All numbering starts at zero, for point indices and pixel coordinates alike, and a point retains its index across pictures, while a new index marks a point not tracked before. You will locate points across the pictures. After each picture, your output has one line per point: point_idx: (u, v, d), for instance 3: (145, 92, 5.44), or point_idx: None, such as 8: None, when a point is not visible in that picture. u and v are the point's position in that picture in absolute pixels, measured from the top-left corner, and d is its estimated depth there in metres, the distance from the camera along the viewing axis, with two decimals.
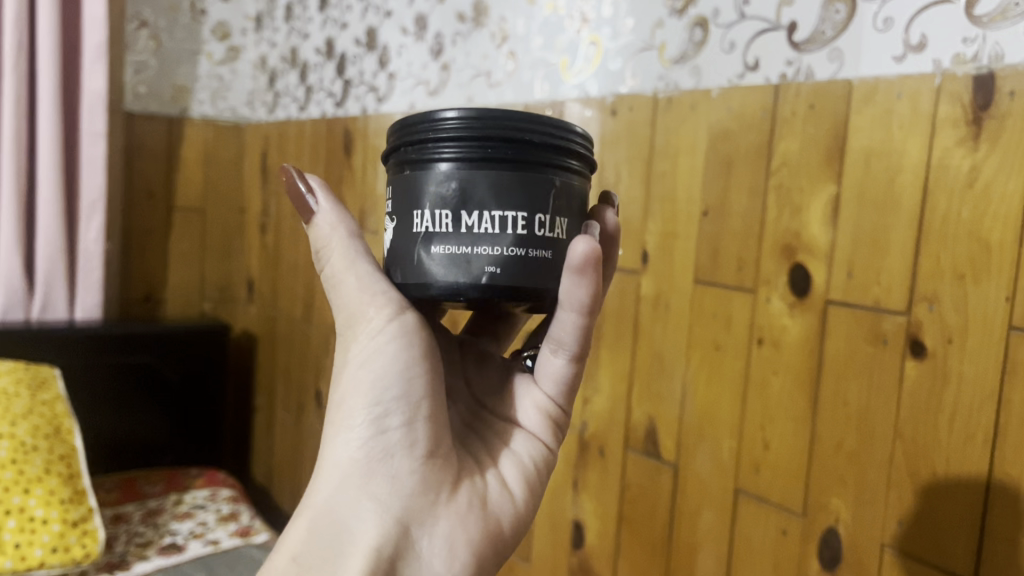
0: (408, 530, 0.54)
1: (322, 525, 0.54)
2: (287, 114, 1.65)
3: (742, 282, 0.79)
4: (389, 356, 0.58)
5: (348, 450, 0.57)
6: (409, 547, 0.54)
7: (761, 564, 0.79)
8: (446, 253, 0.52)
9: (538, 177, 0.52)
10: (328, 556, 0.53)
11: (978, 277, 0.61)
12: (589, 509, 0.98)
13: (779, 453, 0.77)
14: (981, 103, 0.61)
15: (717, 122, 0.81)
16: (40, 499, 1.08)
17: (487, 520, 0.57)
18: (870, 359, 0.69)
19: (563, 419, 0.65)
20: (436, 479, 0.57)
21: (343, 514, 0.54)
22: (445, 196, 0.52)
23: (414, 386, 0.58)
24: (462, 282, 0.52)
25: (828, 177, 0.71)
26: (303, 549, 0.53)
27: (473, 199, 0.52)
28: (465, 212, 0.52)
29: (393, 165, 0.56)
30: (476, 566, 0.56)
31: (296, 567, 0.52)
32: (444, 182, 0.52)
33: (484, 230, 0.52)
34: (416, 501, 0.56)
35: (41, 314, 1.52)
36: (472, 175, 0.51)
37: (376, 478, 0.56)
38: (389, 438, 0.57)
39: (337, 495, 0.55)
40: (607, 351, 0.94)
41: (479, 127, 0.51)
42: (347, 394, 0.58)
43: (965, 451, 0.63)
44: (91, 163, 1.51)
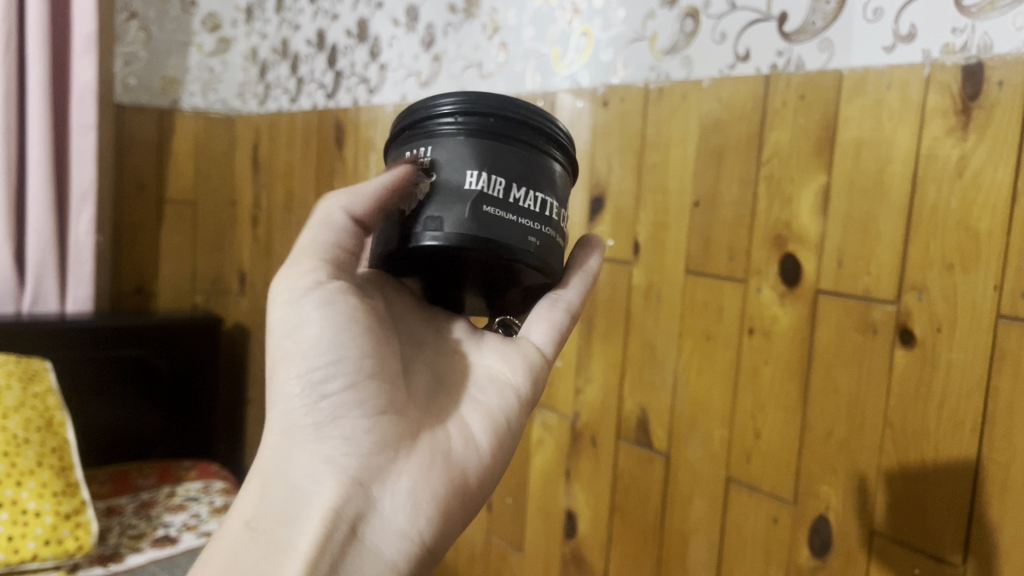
0: (362, 487, 0.54)
1: (274, 492, 0.54)
2: (278, 106, 1.64)
3: (734, 272, 0.80)
4: (326, 317, 0.57)
5: (293, 416, 0.56)
6: (370, 506, 0.54)
7: (753, 553, 0.79)
8: (500, 216, 0.53)
9: (561, 180, 0.58)
10: (283, 522, 0.53)
11: (967, 266, 0.62)
12: (581, 499, 0.98)
13: (770, 441, 0.77)
14: (971, 92, 0.61)
15: (709, 113, 0.81)
16: (32, 492, 1.08)
17: (448, 469, 0.57)
18: (860, 348, 0.69)
19: (544, 371, 0.66)
20: (390, 436, 0.57)
21: (294, 480, 0.54)
22: (503, 166, 0.54)
23: (352, 348, 0.57)
24: (514, 245, 0.53)
25: (819, 167, 0.72)
26: (257, 514, 0.54)
27: (526, 178, 0.54)
28: (519, 186, 0.54)
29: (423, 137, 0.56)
30: (441, 517, 0.56)
31: (249, 534, 0.53)
32: (504, 157, 0.54)
33: (531, 207, 0.54)
34: (369, 458, 0.56)
35: (32, 307, 1.52)
36: (519, 154, 0.54)
37: (324, 441, 0.55)
38: (336, 398, 0.56)
39: (287, 462, 0.55)
40: (599, 341, 0.95)
41: (528, 115, 0.55)
42: (280, 364, 0.57)
43: (953, 439, 0.63)
44: (81, 155, 1.51)
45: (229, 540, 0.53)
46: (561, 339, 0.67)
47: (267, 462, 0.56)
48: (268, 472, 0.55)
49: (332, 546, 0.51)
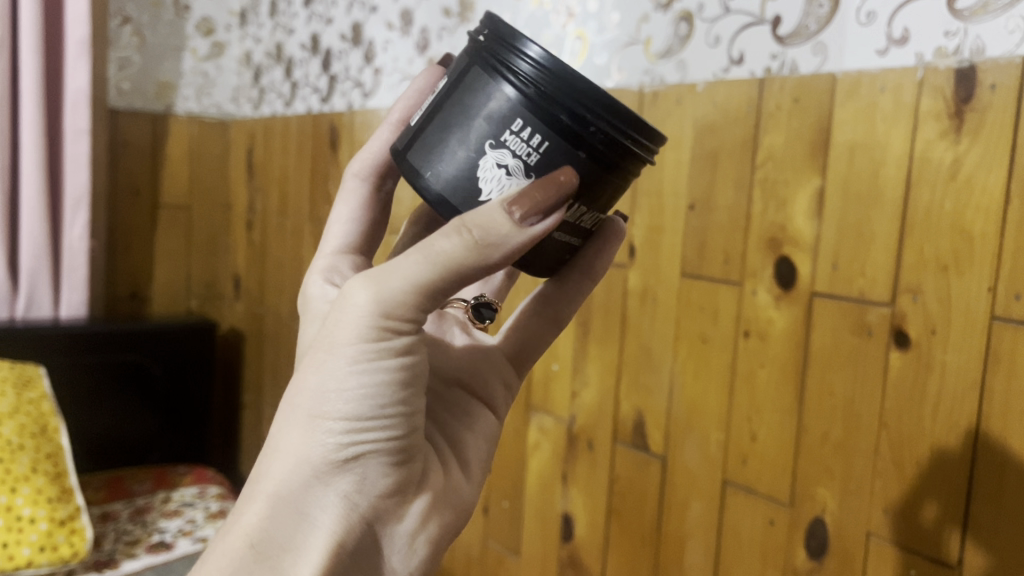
0: (363, 531, 0.52)
1: (275, 523, 0.50)
2: (273, 110, 1.64)
3: (729, 275, 0.80)
4: (390, 364, 0.50)
5: (320, 446, 0.50)
6: (371, 548, 0.52)
7: (750, 555, 0.79)
8: (558, 239, 0.53)
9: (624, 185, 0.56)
10: (285, 554, 0.49)
11: (961, 268, 0.62)
12: (578, 502, 0.98)
13: (766, 444, 0.78)
14: (964, 95, 0.61)
15: (704, 116, 0.81)
16: (27, 498, 1.08)
17: (441, 515, 0.56)
18: (855, 350, 0.69)
19: (513, 384, 0.68)
20: (406, 480, 0.53)
21: (301, 512, 0.50)
22: (587, 190, 0.50)
23: (400, 395, 0.51)
24: (549, 262, 0.55)
25: (813, 170, 0.72)
26: (261, 538, 0.49)
27: (603, 205, 0.53)
28: (593, 213, 0.53)
29: (537, 113, 0.48)
30: (431, 559, 0.55)
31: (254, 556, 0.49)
32: (601, 188, 0.51)
33: (587, 227, 0.54)
34: (380, 503, 0.52)
35: (26, 313, 1.52)
36: (608, 179, 0.51)
37: (343, 478, 0.51)
38: (370, 442, 0.51)
39: (299, 490, 0.50)
40: (595, 344, 0.95)
41: (637, 141, 0.51)
42: (324, 385, 0.50)
43: (947, 440, 0.64)
44: (74, 160, 1.50)
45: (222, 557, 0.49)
46: (533, 354, 0.69)
47: (275, 484, 0.51)
48: (273, 494, 0.50)
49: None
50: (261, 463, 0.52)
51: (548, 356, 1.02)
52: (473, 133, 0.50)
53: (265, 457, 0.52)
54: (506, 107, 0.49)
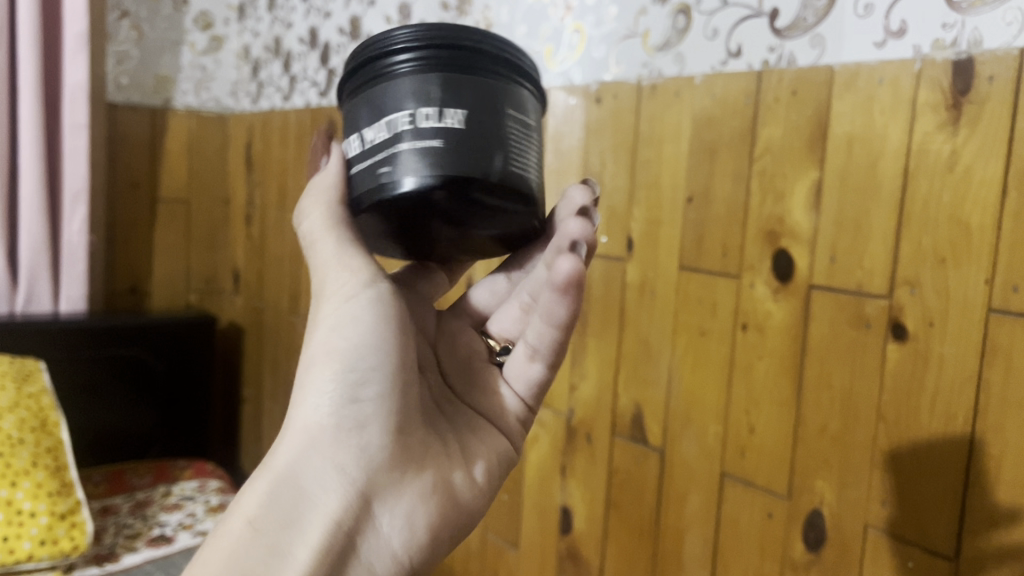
0: (364, 502, 0.53)
1: (277, 491, 0.52)
2: (272, 104, 1.64)
3: (727, 268, 0.80)
4: (368, 326, 0.56)
5: (318, 417, 0.54)
6: (367, 524, 0.53)
7: (748, 548, 0.80)
8: (359, 168, 0.54)
9: (427, 79, 0.52)
10: (283, 526, 0.50)
11: (959, 260, 0.62)
12: (577, 494, 0.98)
13: (764, 436, 0.78)
14: (961, 87, 0.61)
15: (702, 109, 0.81)
16: (27, 492, 1.08)
17: (445, 501, 0.56)
18: (853, 342, 0.69)
19: (529, 416, 0.64)
20: (403, 456, 0.55)
21: (303, 481, 0.52)
22: (363, 117, 0.54)
23: (385, 364, 0.56)
24: (368, 190, 0.53)
25: (811, 162, 0.72)
26: (261, 511, 0.51)
27: (374, 112, 0.53)
28: (369, 128, 0.54)
29: (370, 83, 0.54)
30: (431, 543, 0.55)
31: (254, 528, 0.50)
32: (361, 106, 0.54)
33: (381, 138, 0.52)
34: (380, 474, 0.54)
35: (25, 308, 1.52)
36: (472, 84, 0.52)
37: (344, 445, 0.54)
38: (364, 405, 0.55)
39: (301, 460, 0.53)
40: (593, 338, 0.95)
41: (481, 46, 0.53)
42: (317, 361, 0.56)
43: (945, 432, 0.64)
44: (73, 154, 1.50)
45: (223, 535, 0.50)
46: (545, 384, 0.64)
47: (278, 457, 0.53)
48: (277, 467, 0.53)
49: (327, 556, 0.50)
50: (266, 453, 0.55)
51: None
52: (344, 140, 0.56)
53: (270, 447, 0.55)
54: (352, 101, 0.55)
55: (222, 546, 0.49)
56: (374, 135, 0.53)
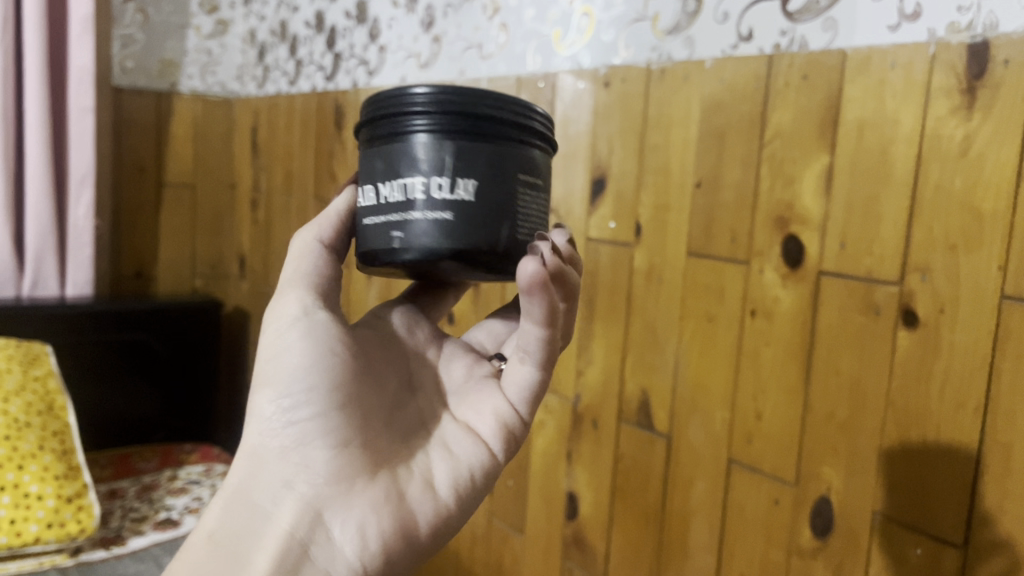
0: (317, 516, 0.55)
1: (232, 520, 0.55)
2: (277, 88, 1.63)
3: (735, 254, 0.79)
4: (304, 347, 0.59)
5: (268, 438, 0.57)
6: (320, 534, 0.54)
7: (754, 534, 0.80)
8: (372, 221, 0.56)
9: (443, 143, 0.53)
10: (237, 542, 0.54)
11: (971, 246, 0.62)
12: (583, 480, 0.98)
13: (771, 423, 0.77)
14: (976, 72, 0.61)
15: (710, 93, 0.80)
16: (34, 475, 1.08)
17: (405, 507, 0.56)
18: (862, 329, 0.69)
19: (520, 432, 0.62)
20: (353, 468, 0.56)
21: (256, 507, 0.55)
22: (380, 171, 0.55)
23: (323, 380, 0.58)
24: (379, 247, 0.55)
25: (822, 147, 0.71)
26: (218, 527, 0.55)
27: (390, 171, 0.55)
28: (383, 185, 0.55)
29: (376, 137, 0.56)
30: (391, 549, 0.55)
31: (211, 543, 0.54)
32: (378, 158, 0.55)
33: (395, 198, 0.54)
34: (330, 488, 0.55)
35: (32, 291, 1.52)
36: (469, 154, 0.53)
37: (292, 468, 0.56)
38: (307, 424, 0.57)
39: (253, 487, 0.56)
40: (600, 324, 0.95)
41: (507, 115, 0.54)
42: (262, 386, 0.59)
43: (955, 418, 0.63)
44: (80, 137, 1.50)
45: (186, 552, 0.55)
46: (539, 396, 0.61)
47: (234, 488, 0.57)
48: (234, 497, 0.56)
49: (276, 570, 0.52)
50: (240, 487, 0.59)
51: None
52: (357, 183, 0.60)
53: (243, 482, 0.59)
54: (374, 138, 0.56)
55: (185, 556, 0.54)
56: (389, 194, 0.55)
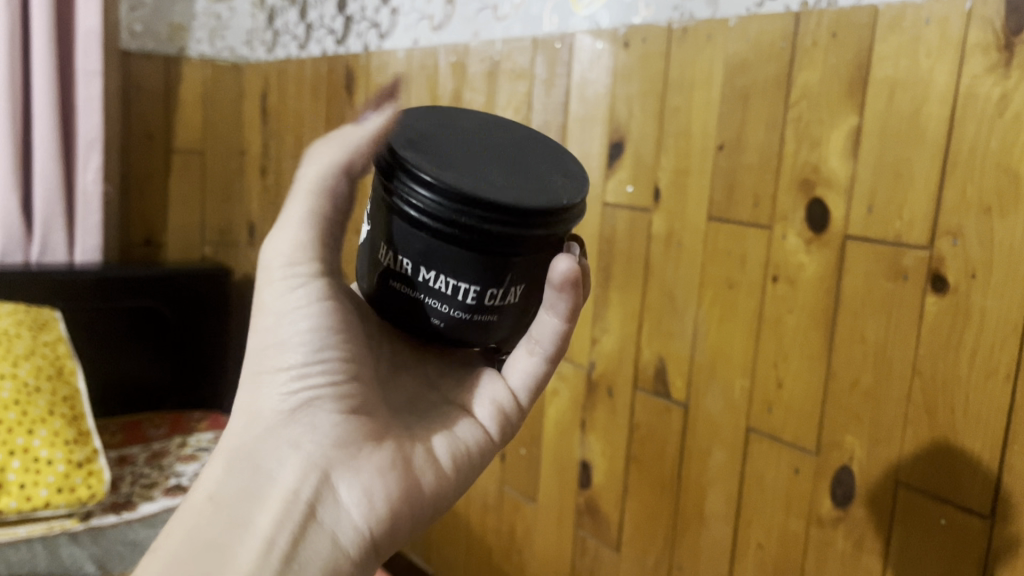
0: (325, 479, 0.52)
1: (232, 483, 0.51)
2: (287, 53, 1.61)
3: (759, 219, 0.77)
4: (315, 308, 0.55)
5: (272, 399, 0.54)
6: (329, 495, 0.52)
7: (772, 503, 0.78)
8: (399, 289, 0.52)
9: (499, 259, 0.50)
10: (242, 502, 0.50)
11: (1006, 210, 0.60)
12: (597, 449, 0.97)
13: (792, 391, 0.76)
14: (1015, 27, 0.58)
15: (734, 53, 0.78)
16: (44, 440, 1.08)
17: (410, 474, 0.55)
18: (890, 295, 0.67)
19: (514, 420, 0.63)
20: (360, 431, 0.55)
21: (257, 467, 0.52)
22: (422, 253, 0.50)
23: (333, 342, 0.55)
24: (409, 318, 0.53)
25: (850, 108, 0.69)
26: (221, 487, 0.51)
27: (432, 260, 0.50)
28: (424, 267, 0.51)
29: (417, 219, 0.50)
30: (397, 516, 0.53)
31: (214, 506, 0.50)
32: (418, 237, 0.50)
33: (436, 287, 0.51)
34: (337, 453, 0.53)
35: (41, 257, 1.51)
36: (490, 255, 0.50)
37: (296, 428, 0.53)
38: (312, 386, 0.54)
39: (256, 445, 0.53)
40: (617, 291, 0.93)
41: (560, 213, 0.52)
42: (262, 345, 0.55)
43: (984, 387, 0.62)
44: (87, 102, 1.48)
45: (183, 517, 0.50)
46: (540, 385, 0.63)
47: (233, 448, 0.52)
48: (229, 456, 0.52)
49: (290, 532, 0.49)
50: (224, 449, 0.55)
51: None
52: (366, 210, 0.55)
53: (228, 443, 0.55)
54: (416, 222, 0.50)
55: (186, 519, 0.49)
56: (432, 282, 0.51)
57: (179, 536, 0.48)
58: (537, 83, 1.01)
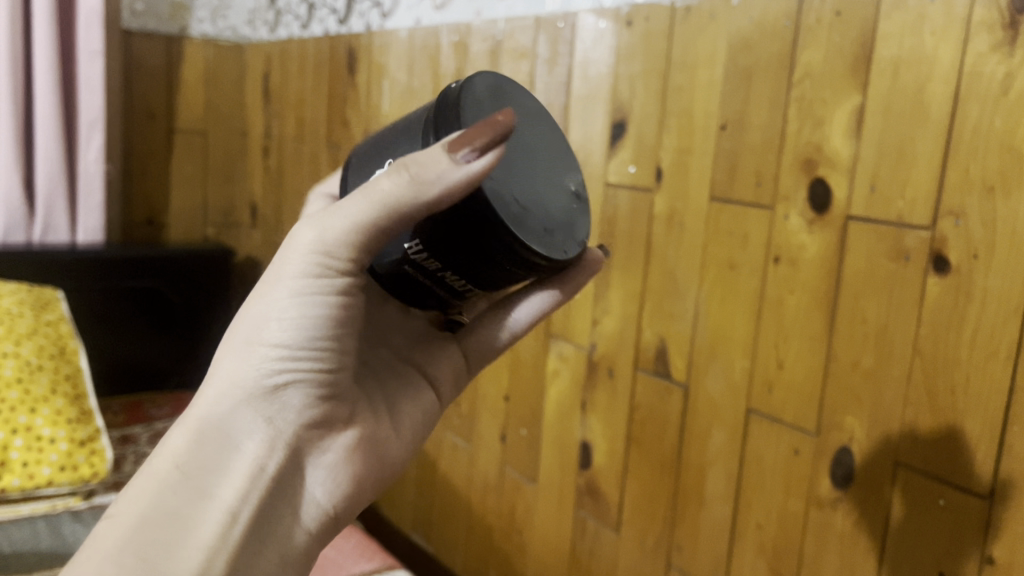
0: (291, 459, 0.52)
1: (203, 454, 0.50)
2: (289, 32, 1.60)
3: (761, 199, 0.77)
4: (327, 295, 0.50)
5: (254, 372, 0.51)
6: (292, 476, 0.52)
7: (772, 484, 0.78)
8: (410, 273, 0.51)
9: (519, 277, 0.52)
10: (210, 477, 0.49)
11: (1009, 189, 0.59)
12: (597, 429, 0.98)
13: (793, 372, 0.76)
14: (1020, 5, 0.58)
15: (737, 32, 0.78)
16: (47, 419, 1.08)
17: (368, 454, 0.56)
18: (891, 276, 0.67)
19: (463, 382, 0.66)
20: (333, 413, 0.54)
21: (229, 440, 0.50)
22: (454, 266, 0.49)
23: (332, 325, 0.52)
24: (408, 292, 0.53)
25: (853, 87, 0.69)
26: (189, 458, 0.49)
27: (463, 274, 0.50)
28: (451, 275, 0.50)
29: (465, 247, 0.48)
30: (352, 497, 0.55)
31: (181, 477, 0.49)
32: (455, 254, 0.49)
33: (454, 285, 0.51)
34: (308, 435, 0.53)
35: (43, 237, 1.51)
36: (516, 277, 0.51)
37: (274, 404, 0.51)
38: (298, 369, 0.51)
39: (232, 417, 0.51)
40: (618, 271, 0.93)
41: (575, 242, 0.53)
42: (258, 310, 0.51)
43: (986, 368, 0.62)
44: (88, 81, 1.48)
45: (146, 482, 0.48)
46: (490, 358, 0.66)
47: (208, 414, 0.50)
48: (199, 421, 0.50)
49: (252, 511, 0.49)
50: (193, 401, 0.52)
51: None
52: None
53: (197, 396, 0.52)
54: (462, 251, 0.48)
55: (149, 485, 0.48)
56: (455, 285, 0.51)
57: (142, 503, 0.47)
58: (539, 62, 1.01)
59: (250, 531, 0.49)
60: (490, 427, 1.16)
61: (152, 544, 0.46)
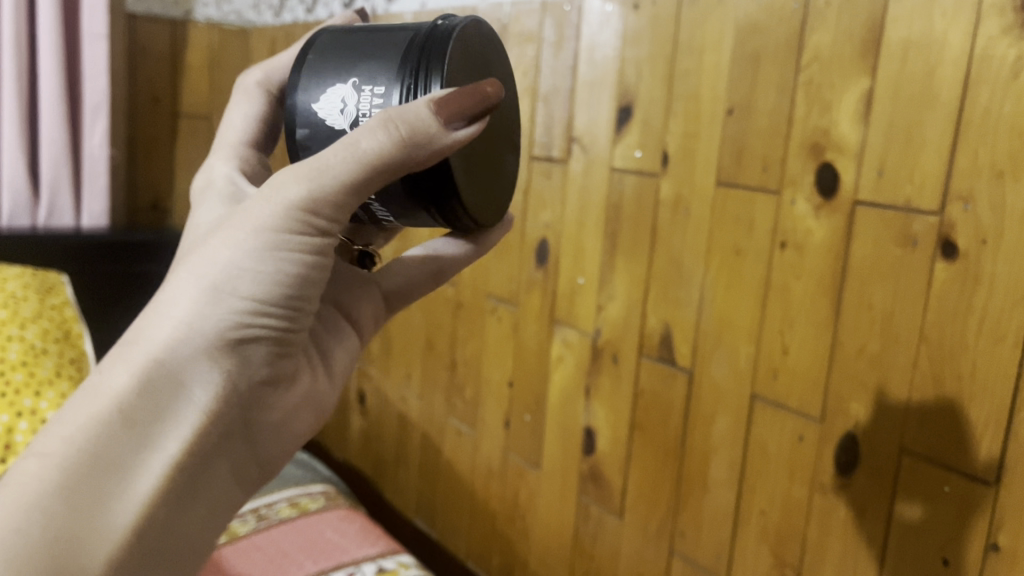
0: (236, 421, 0.45)
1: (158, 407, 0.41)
2: (293, 17, 1.56)
3: (767, 183, 0.77)
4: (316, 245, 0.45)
5: (222, 319, 0.43)
6: (236, 443, 0.45)
7: (776, 470, 0.78)
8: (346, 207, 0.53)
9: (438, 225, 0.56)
10: (159, 436, 0.40)
11: (1019, 174, 0.59)
12: (601, 415, 0.97)
13: (798, 358, 0.75)
14: None
15: (745, 15, 0.77)
16: (53, 402, 1.07)
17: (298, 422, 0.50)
18: (898, 262, 0.67)
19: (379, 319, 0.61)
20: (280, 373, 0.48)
21: (181, 391, 0.42)
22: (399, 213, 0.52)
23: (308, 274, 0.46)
24: None
25: (862, 70, 0.68)
26: (139, 409, 0.40)
27: (400, 216, 0.53)
28: (386, 216, 0.53)
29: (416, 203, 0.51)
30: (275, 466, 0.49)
31: (130, 432, 0.39)
32: (405, 206, 0.51)
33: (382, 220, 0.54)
34: (256, 394, 0.45)
35: (47, 221, 1.50)
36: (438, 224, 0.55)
37: (236, 359, 0.44)
38: (264, 322, 0.44)
39: (194, 366, 0.42)
40: (623, 257, 0.93)
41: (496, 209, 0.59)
42: (236, 247, 0.43)
43: (992, 354, 0.61)
44: (93, 64, 1.48)
45: (86, 432, 0.38)
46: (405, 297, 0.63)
47: (170, 356, 0.41)
48: (150, 363, 0.41)
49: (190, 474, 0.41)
50: (125, 339, 0.42)
51: (574, 269, 0.99)
52: (348, 109, 0.50)
53: (130, 333, 0.42)
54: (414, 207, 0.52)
55: (89, 437, 0.38)
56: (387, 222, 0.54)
57: (87, 454, 0.38)
58: (545, 46, 1.00)
59: (190, 505, 0.41)
60: (494, 413, 1.15)
61: (88, 517, 0.37)
